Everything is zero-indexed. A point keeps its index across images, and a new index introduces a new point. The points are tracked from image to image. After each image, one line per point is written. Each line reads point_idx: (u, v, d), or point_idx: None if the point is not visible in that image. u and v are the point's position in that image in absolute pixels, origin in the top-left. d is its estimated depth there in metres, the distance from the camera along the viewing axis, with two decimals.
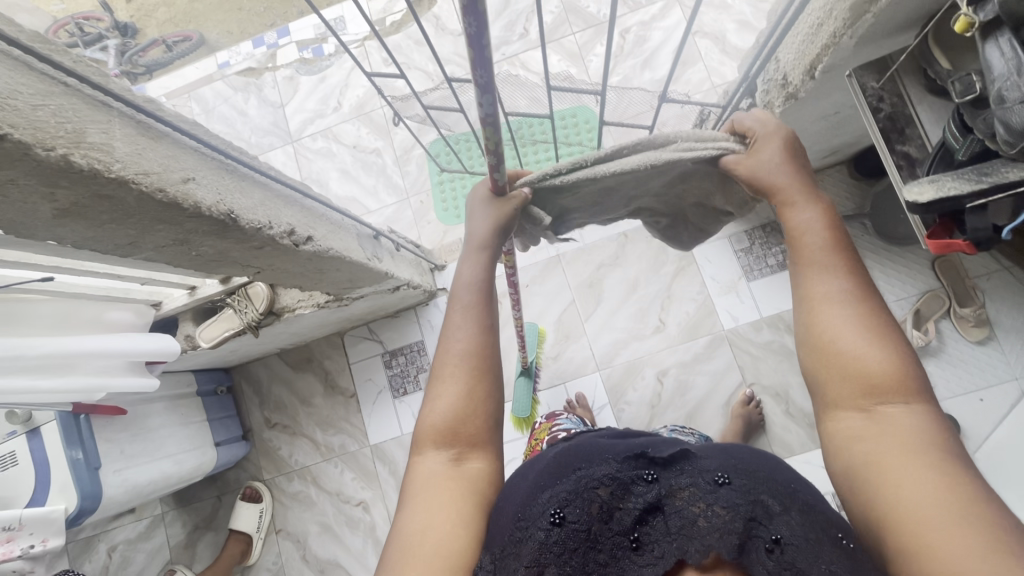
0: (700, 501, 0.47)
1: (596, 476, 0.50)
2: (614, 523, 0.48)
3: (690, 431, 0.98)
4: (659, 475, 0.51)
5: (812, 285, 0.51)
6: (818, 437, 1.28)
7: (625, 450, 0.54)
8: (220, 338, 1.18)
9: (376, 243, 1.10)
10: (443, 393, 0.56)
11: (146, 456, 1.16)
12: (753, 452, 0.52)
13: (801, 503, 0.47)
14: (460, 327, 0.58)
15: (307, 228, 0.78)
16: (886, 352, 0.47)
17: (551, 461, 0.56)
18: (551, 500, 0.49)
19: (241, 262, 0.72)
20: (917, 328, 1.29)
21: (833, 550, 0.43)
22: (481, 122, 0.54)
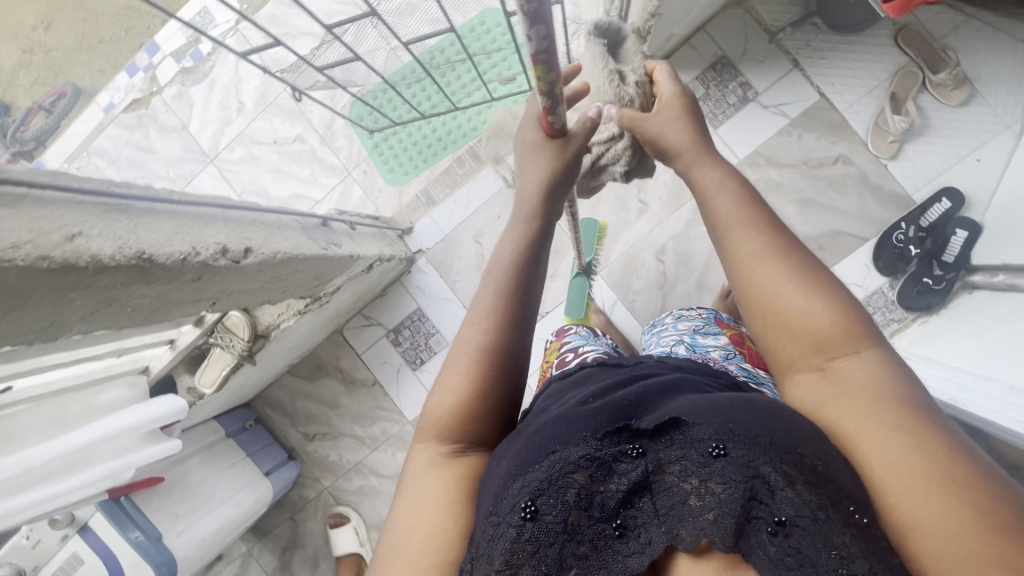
0: (692, 476, 0.42)
1: (572, 457, 0.44)
2: (596, 510, 0.43)
3: (698, 309, 1.01)
4: (646, 447, 0.44)
5: (739, 247, 0.52)
6: (830, 257, 1.27)
7: (606, 414, 0.47)
8: (220, 379, 1.16)
9: (328, 231, 1.01)
10: (444, 386, 0.58)
11: (202, 510, 1.17)
12: (758, 404, 0.44)
13: (808, 468, 0.40)
14: (473, 321, 0.60)
15: (241, 239, 0.72)
16: (823, 307, 0.48)
17: (520, 438, 0.49)
18: (522, 491, 0.43)
19: (189, 299, 0.67)
20: (897, 112, 1.22)
21: (848, 533, 0.38)
22: (533, 57, 0.52)
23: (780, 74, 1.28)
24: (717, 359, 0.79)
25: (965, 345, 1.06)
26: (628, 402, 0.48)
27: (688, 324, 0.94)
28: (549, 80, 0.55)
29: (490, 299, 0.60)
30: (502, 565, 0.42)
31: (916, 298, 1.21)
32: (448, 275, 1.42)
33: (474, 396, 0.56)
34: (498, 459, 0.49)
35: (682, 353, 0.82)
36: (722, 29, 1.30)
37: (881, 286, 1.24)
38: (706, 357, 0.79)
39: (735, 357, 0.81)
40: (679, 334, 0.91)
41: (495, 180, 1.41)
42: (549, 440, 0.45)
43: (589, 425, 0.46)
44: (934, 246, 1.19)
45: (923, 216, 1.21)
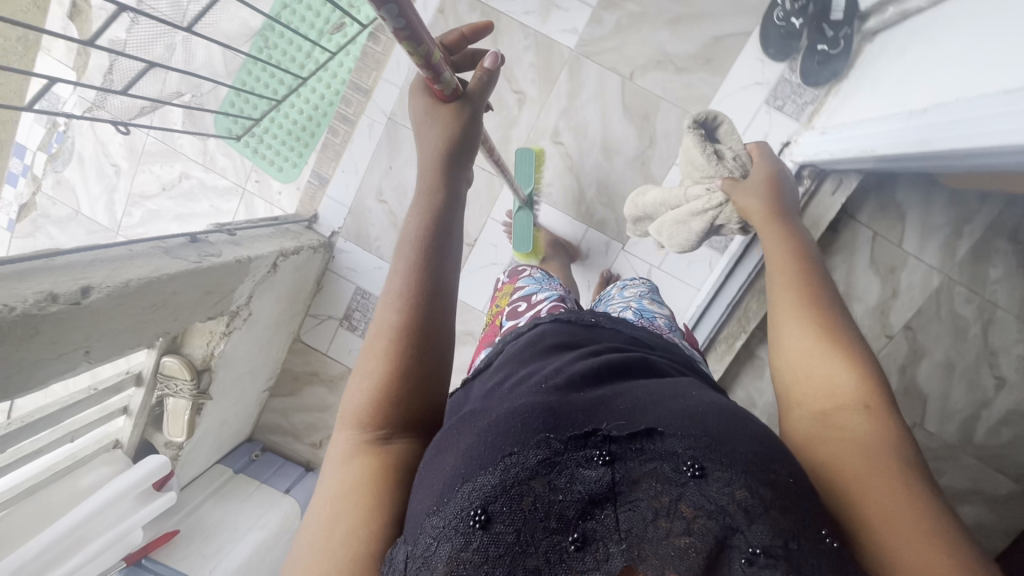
0: (662, 494, 0.39)
1: (531, 463, 0.40)
2: (553, 520, 0.39)
3: (641, 278, 1.08)
4: (614, 451, 0.41)
5: (780, 300, 0.63)
6: (719, 67, 1.19)
7: (571, 416, 0.44)
8: (188, 424, 1.16)
9: (200, 245, 0.97)
10: (359, 374, 0.53)
11: (228, 544, 1.20)
12: (735, 414, 0.44)
13: (784, 492, 0.39)
14: (392, 303, 0.55)
15: (77, 280, 0.70)
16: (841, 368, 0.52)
17: (465, 433, 0.44)
18: (472, 495, 0.39)
19: (46, 355, 0.67)
20: None
21: (818, 555, 0.37)
22: (397, 36, 0.53)
23: None
24: (662, 326, 0.86)
25: (873, 92, 0.99)
26: (596, 400, 0.46)
27: (632, 291, 1.00)
28: (421, 52, 0.55)
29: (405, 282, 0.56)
30: (447, 574, 0.38)
31: (820, 70, 1.12)
32: (370, 245, 1.39)
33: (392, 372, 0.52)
34: (430, 458, 0.44)
35: (631, 316, 0.87)
36: None
37: (782, 74, 1.17)
38: (653, 322, 0.85)
39: (676, 330, 0.89)
40: (626, 300, 0.96)
41: (371, 134, 1.36)
42: (504, 441, 0.41)
43: (553, 428, 0.42)
44: (818, 7, 1.08)
45: None
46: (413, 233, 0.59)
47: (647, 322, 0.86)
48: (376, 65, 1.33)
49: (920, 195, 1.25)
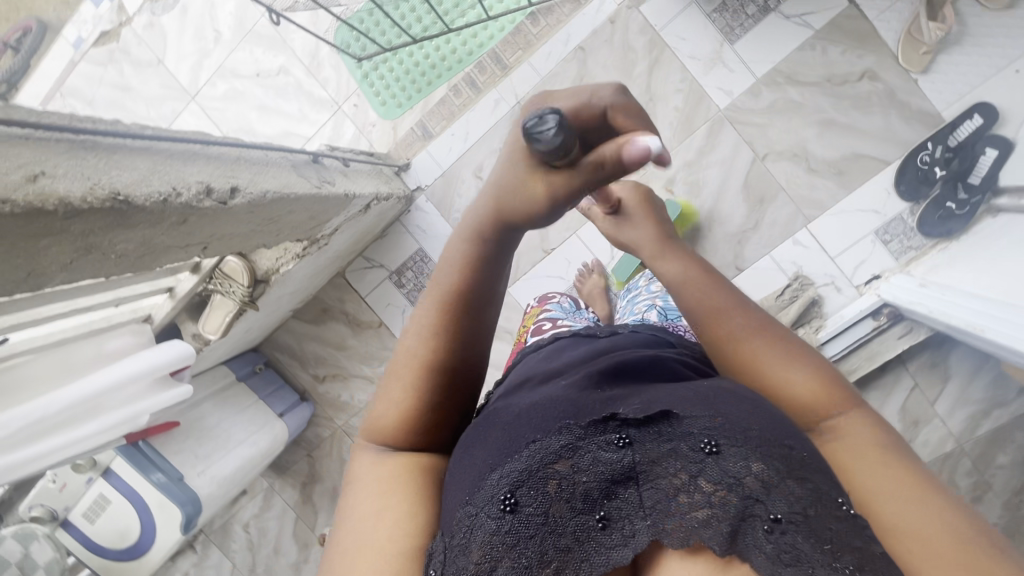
0: (682, 471, 0.37)
1: (553, 447, 0.39)
2: (579, 500, 0.37)
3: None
4: (633, 436, 0.39)
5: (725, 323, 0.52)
6: (849, 182, 1.20)
7: (592, 405, 0.42)
8: (224, 325, 1.14)
9: (320, 168, 0.95)
10: (388, 386, 0.49)
11: (220, 452, 1.20)
12: (743, 397, 0.42)
13: (797, 463, 0.37)
14: (417, 324, 0.49)
15: (226, 178, 0.67)
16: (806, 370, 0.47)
17: (493, 429, 0.44)
18: (501, 480, 0.38)
19: (178, 242, 0.63)
20: (934, 17, 1.08)
21: (833, 521, 0.35)
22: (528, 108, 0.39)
23: None
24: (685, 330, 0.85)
25: (985, 268, 1.02)
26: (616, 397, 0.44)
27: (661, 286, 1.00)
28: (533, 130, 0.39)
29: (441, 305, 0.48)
30: (480, 558, 0.36)
31: (939, 224, 1.15)
32: (449, 213, 1.36)
33: (420, 396, 0.47)
34: (468, 448, 0.44)
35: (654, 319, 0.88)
36: None
37: (900, 213, 1.19)
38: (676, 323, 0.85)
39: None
40: (654, 297, 0.97)
41: (494, 109, 1.31)
42: (530, 430, 0.41)
43: (571, 414, 0.41)
44: (961, 167, 1.11)
45: (952, 135, 1.12)
46: (457, 244, 0.49)
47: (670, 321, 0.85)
48: (523, 44, 1.29)
49: (970, 366, 1.30)
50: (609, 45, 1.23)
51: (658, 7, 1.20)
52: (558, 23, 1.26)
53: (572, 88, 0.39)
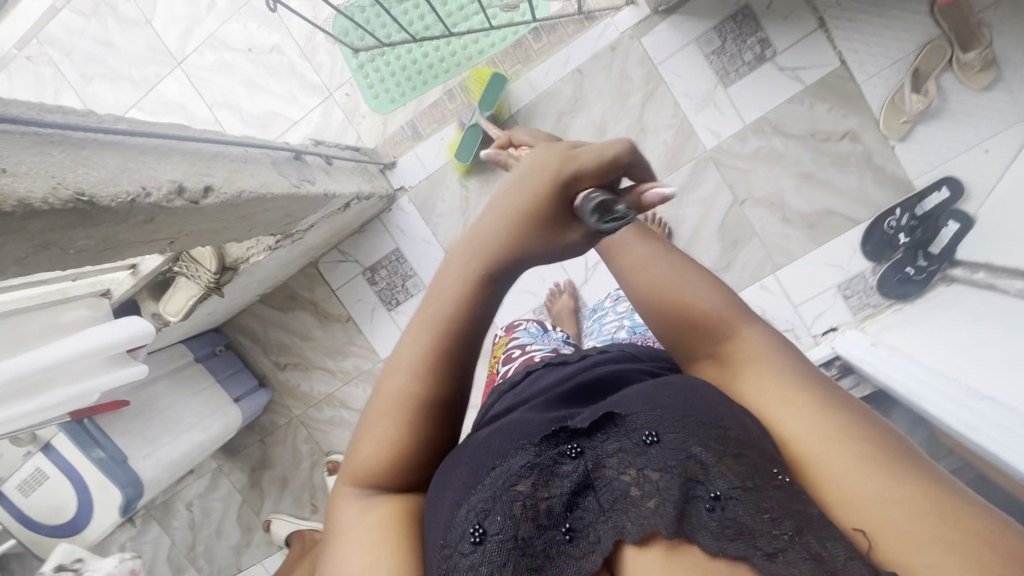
0: (629, 467, 0.38)
1: (513, 469, 0.39)
2: (543, 518, 0.37)
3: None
4: (583, 446, 0.40)
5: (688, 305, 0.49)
6: (819, 236, 1.24)
7: (543, 418, 0.43)
8: (186, 307, 1.11)
9: (300, 165, 0.93)
10: (374, 424, 0.45)
11: (169, 434, 1.18)
12: (678, 384, 0.43)
13: (737, 441, 0.38)
14: (405, 360, 0.45)
15: (200, 176, 0.66)
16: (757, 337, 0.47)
17: (458, 463, 0.43)
18: (468, 515, 0.38)
19: (142, 239, 0.62)
20: (916, 90, 1.14)
21: (773, 496, 0.36)
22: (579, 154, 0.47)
23: (804, 33, 1.17)
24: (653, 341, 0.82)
25: (931, 334, 1.08)
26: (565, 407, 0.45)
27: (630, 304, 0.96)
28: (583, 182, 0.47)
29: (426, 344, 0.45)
30: None
31: (897, 287, 1.21)
32: (430, 217, 1.36)
33: (411, 432, 0.44)
34: (438, 484, 0.43)
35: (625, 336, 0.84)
36: None
37: (864, 271, 1.24)
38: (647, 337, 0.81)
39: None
40: (621, 317, 0.92)
41: (486, 120, 1.31)
42: (490, 455, 0.41)
43: (528, 432, 0.42)
44: (923, 235, 1.18)
45: (919, 204, 1.18)
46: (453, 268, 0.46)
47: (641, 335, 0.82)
48: (523, 58, 1.29)
49: None
50: (607, 72, 1.23)
51: (660, 40, 1.21)
52: (560, 43, 1.26)
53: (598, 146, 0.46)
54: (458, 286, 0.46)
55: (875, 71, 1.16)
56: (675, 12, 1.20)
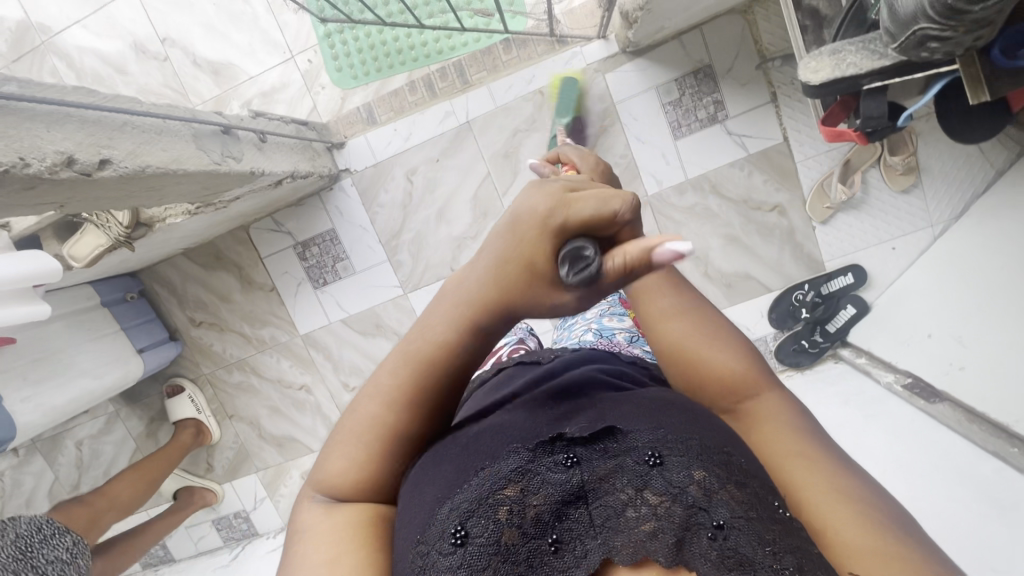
0: (628, 487, 0.40)
1: (505, 472, 0.41)
2: (529, 526, 0.39)
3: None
4: (579, 455, 0.42)
5: (653, 309, 0.55)
6: (733, 296, 1.32)
7: (537, 429, 0.45)
8: (93, 256, 1.07)
9: (228, 140, 0.91)
10: (345, 445, 0.47)
11: (56, 378, 1.15)
12: (676, 403, 0.47)
13: (737, 470, 0.41)
14: (377, 389, 0.47)
15: (99, 147, 0.64)
16: (733, 356, 0.51)
17: (443, 462, 0.45)
18: (451, 514, 0.40)
19: (20, 205, 0.60)
20: (843, 181, 1.21)
21: (775, 528, 0.38)
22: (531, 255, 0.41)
23: (756, 104, 1.21)
24: (622, 342, 0.78)
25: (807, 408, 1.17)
26: (554, 417, 0.47)
27: (595, 311, 0.94)
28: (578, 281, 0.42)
29: (406, 383, 0.46)
30: None
31: (792, 355, 1.30)
32: (371, 205, 1.36)
33: (381, 460, 0.47)
34: (415, 485, 0.45)
35: (590, 339, 0.81)
36: (718, 34, 1.19)
37: (765, 335, 1.34)
38: (613, 341, 0.78)
39: (640, 340, 0.82)
40: (588, 321, 0.90)
41: (442, 121, 1.30)
42: (479, 458, 0.43)
43: (518, 438, 0.43)
44: (823, 314, 1.27)
45: (826, 284, 1.27)
46: (438, 324, 0.46)
47: (604, 340, 0.79)
48: (490, 66, 1.28)
49: None
50: (566, 100, 1.25)
51: (623, 80, 1.23)
52: (527, 61, 1.26)
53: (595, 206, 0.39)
54: (439, 350, 0.46)
55: (812, 154, 1.22)
56: (642, 55, 1.22)
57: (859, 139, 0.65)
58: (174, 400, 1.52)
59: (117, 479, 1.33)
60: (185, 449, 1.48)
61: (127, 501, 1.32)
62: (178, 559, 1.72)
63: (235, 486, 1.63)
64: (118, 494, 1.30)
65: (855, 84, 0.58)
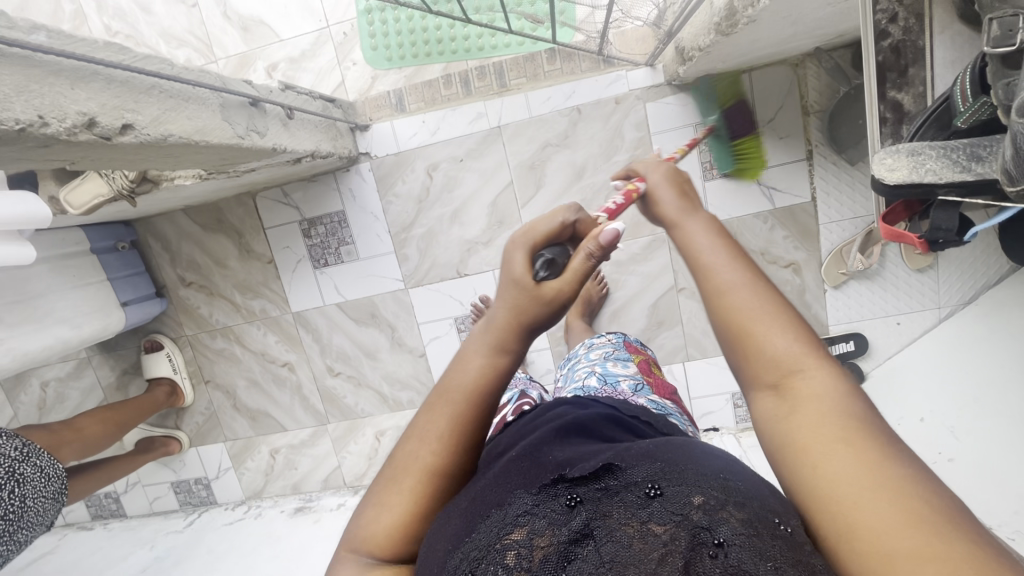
0: (632, 520, 0.39)
1: (510, 517, 0.41)
2: (539, 568, 0.37)
3: (608, 336, 1.01)
4: (581, 496, 0.42)
5: (714, 277, 0.46)
6: None
7: (544, 470, 0.45)
8: (90, 204, 1.01)
9: (255, 114, 0.86)
10: (386, 492, 0.48)
11: (34, 323, 1.09)
12: (676, 444, 0.47)
13: (735, 494, 0.40)
14: (423, 430, 0.48)
15: (123, 111, 0.59)
16: (788, 335, 0.42)
17: (455, 511, 0.45)
18: (461, 564, 0.40)
19: (29, 162, 0.55)
20: (862, 250, 1.20)
21: (776, 544, 0.35)
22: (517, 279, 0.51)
23: (790, 159, 1.21)
24: (625, 390, 0.77)
25: None
26: (562, 457, 0.47)
27: (599, 352, 0.94)
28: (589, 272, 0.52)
29: (450, 420, 0.48)
30: None
31: None
32: (385, 193, 1.32)
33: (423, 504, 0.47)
34: (440, 520, 0.45)
35: (593, 386, 0.80)
36: (765, 83, 1.17)
37: None
38: (616, 388, 0.77)
39: (644, 387, 0.81)
40: (592, 364, 0.89)
41: (472, 121, 1.26)
42: (488, 504, 0.44)
43: (526, 483, 0.44)
44: None
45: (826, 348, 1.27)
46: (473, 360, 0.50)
47: (609, 388, 0.77)
48: (531, 74, 1.25)
49: None
50: (602, 122, 1.22)
51: (663, 111, 1.21)
52: (568, 75, 1.23)
53: (549, 218, 0.55)
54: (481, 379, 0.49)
55: (837, 219, 1.22)
56: (687, 90, 1.19)
57: (920, 245, 0.63)
58: (150, 357, 1.47)
59: (83, 415, 1.29)
60: (157, 406, 1.43)
61: (94, 438, 1.28)
62: (130, 516, 1.67)
63: (200, 452, 1.59)
64: (86, 431, 1.26)
65: (930, 192, 0.55)
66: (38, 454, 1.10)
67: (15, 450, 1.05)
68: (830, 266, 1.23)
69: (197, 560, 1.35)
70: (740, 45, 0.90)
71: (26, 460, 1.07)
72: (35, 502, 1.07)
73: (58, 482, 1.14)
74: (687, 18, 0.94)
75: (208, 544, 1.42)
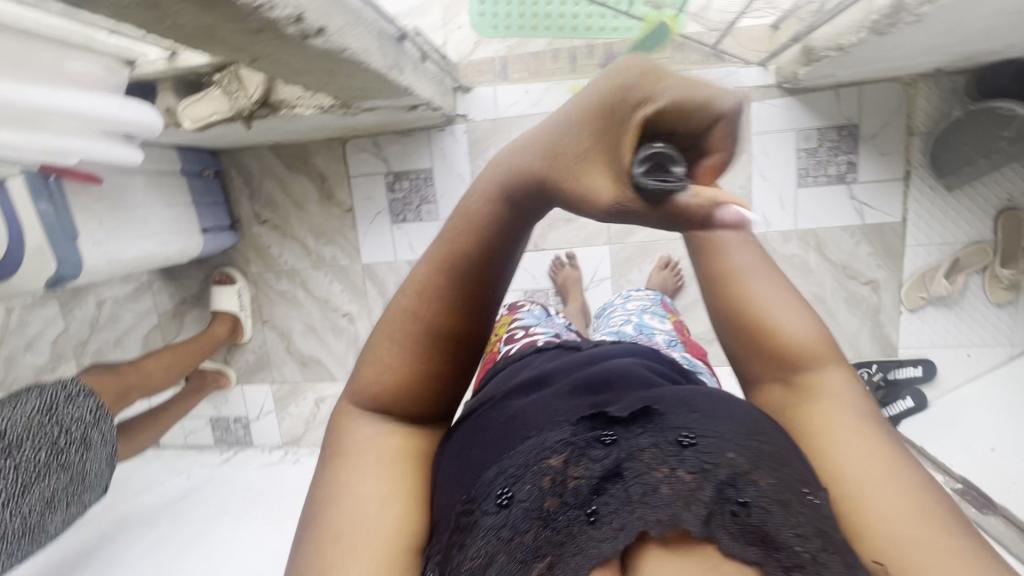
0: (662, 465, 0.39)
1: (548, 443, 0.42)
2: (570, 495, 0.39)
3: (647, 291, 1.02)
4: (619, 436, 0.42)
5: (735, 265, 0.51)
6: None
7: (578, 406, 0.45)
8: (207, 121, 1.02)
9: (399, 49, 0.87)
10: (383, 336, 0.50)
11: (127, 232, 1.10)
12: (721, 397, 0.45)
13: (766, 455, 0.40)
14: (416, 272, 0.48)
15: (320, 13, 0.60)
16: (804, 330, 0.49)
17: (484, 433, 0.47)
18: (497, 478, 0.41)
19: (233, 47, 0.57)
20: (946, 276, 1.21)
21: (802, 513, 0.37)
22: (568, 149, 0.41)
23: (887, 177, 1.21)
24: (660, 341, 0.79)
25: None
26: (601, 397, 0.47)
27: (637, 303, 0.95)
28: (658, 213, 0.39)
29: (435, 271, 0.47)
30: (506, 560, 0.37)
31: None
32: (476, 157, 1.33)
33: (414, 366, 0.49)
34: (462, 448, 0.47)
35: (629, 332, 0.82)
36: (874, 98, 1.18)
37: None
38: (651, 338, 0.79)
39: (678, 343, 0.81)
40: (629, 313, 0.91)
41: None
42: (526, 429, 0.44)
43: (563, 414, 0.45)
44: (883, 398, 1.25)
45: (893, 370, 1.26)
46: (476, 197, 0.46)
47: (644, 337, 0.79)
48: None
49: None
50: None
51: (769, 113, 1.22)
52: None
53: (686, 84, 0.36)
54: (478, 227, 0.45)
55: (923, 243, 1.22)
56: (795, 95, 1.20)
57: None
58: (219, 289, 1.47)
59: (148, 359, 1.28)
60: (217, 342, 1.44)
61: (157, 382, 1.27)
62: (166, 446, 1.68)
63: (245, 392, 1.59)
64: (152, 377, 1.25)
65: None
66: (107, 421, 1.06)
67: (90, 412, 1.02)
68: (910, 285, 1.24)
69: (238, 495, 1.35)
70: (885, 51, 0.91)
71: (97, 425, 1.03)
72: (93, 467, 1.02)
73: (112, 449, 1.08)
74: (834, 17, 0.94)
75: (248, 482, 1.42)
